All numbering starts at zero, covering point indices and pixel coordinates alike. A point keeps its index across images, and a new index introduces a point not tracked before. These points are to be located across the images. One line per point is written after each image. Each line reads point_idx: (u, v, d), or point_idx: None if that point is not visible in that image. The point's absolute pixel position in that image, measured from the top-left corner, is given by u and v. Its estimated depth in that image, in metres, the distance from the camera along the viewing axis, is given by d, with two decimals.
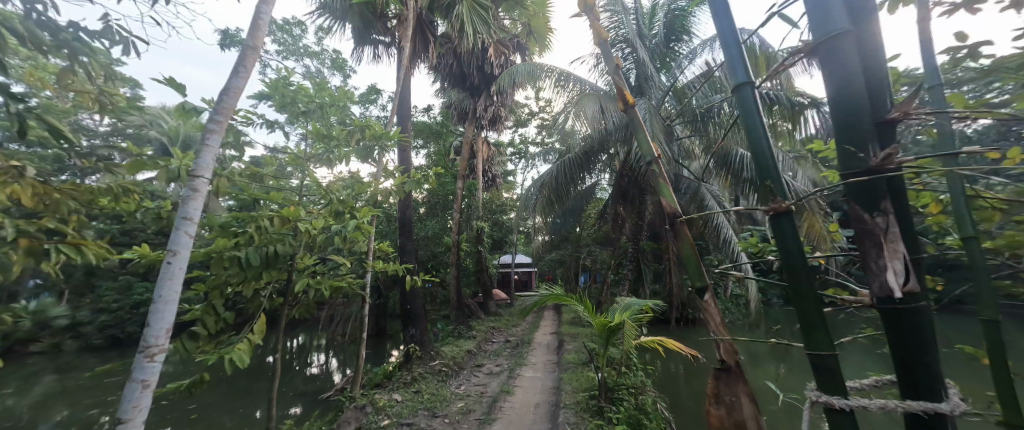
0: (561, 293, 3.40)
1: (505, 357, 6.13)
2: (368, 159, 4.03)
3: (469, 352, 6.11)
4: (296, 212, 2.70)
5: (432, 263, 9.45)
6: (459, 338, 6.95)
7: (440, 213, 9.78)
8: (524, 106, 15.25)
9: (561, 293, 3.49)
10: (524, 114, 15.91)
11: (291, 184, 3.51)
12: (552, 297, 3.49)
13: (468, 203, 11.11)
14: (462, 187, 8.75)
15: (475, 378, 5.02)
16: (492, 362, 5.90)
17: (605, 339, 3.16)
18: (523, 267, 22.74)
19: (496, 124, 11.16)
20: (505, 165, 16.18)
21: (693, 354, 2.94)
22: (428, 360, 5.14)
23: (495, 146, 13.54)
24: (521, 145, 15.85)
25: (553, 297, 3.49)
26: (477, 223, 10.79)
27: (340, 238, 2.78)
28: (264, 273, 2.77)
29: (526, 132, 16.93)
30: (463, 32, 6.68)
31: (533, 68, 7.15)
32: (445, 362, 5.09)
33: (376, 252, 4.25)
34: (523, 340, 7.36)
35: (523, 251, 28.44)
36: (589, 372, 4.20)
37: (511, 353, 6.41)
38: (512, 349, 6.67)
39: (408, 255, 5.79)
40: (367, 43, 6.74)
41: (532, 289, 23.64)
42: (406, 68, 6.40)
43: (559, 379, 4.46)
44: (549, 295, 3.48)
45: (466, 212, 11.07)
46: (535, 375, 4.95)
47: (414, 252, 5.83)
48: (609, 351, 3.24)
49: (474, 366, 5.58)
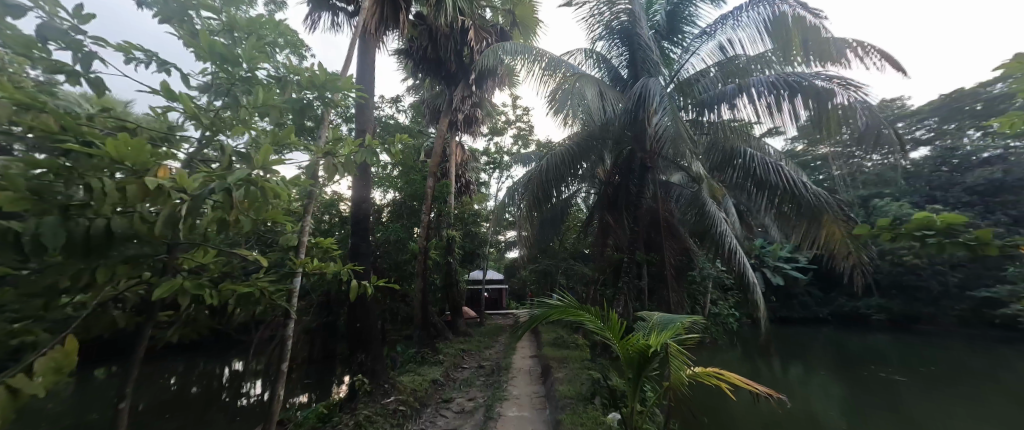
0: (577, 305, 2.42)
1: (479, 389, 5.04)
2: (305, 120, 2.93)
3: (434, 384, 4.94)
4: (145, 156, 1.52)
5: (395, 274, 8.24)
6: (422, 364, 5.75)
7: (407, 218, 8.63)
8: (500, 112, 14.59)
9: (576, 307, 2.49)
10: (499, 122, 15.19)
11: (179, 139, 2.37)
12: (565, 311, 2.50)
13: (439, 210, 10.03)
14: (433, 187, 7.67)
15: (442, 421, 3.91)
16: (464, 395, 4.79)
17: (636, 371, 2.28)
18: (493, 284, 21.46)
19: (472, 126, 10.35)
20: (478, 174, 15.25)
21: (769, 394, 2.04)
22: (379, 397, 3.96)
23: (468, 152, 12.61)
24: (497, 154, 15.03)
25: (566, 311, 2.50)
26: (448, 231, 9.68)
27: (224, 202, 1.61)
28: (100, 268, 1.61)
29: (500, 141, 16.19)
30: (439, 5, 5.79)
31: (521, 47, 6.06)
32: (403, 398, 3.95)
33: (315, 250, 3.12)
34: (499, 365, 6.31)
35: (492, 266, 27.24)
36: (595, 413, 3.24)
37: (485, 383, 5.33)
38: (486, 377, 5.61)
39: (362, 259, 4.63)
40: (326, 9, 5.68)
41: (502, 308, 22.38)
42: (371, 39, 5.38)
43: (555, 422, 3.44)
44: (560, 307, 2.50)
45: (436, 219, 9.96)
46: (521, 415, 3.92)
47: (370, 257, 4.69)
48: (640, 388, 2.33)
49: (441, 402, 4.47)
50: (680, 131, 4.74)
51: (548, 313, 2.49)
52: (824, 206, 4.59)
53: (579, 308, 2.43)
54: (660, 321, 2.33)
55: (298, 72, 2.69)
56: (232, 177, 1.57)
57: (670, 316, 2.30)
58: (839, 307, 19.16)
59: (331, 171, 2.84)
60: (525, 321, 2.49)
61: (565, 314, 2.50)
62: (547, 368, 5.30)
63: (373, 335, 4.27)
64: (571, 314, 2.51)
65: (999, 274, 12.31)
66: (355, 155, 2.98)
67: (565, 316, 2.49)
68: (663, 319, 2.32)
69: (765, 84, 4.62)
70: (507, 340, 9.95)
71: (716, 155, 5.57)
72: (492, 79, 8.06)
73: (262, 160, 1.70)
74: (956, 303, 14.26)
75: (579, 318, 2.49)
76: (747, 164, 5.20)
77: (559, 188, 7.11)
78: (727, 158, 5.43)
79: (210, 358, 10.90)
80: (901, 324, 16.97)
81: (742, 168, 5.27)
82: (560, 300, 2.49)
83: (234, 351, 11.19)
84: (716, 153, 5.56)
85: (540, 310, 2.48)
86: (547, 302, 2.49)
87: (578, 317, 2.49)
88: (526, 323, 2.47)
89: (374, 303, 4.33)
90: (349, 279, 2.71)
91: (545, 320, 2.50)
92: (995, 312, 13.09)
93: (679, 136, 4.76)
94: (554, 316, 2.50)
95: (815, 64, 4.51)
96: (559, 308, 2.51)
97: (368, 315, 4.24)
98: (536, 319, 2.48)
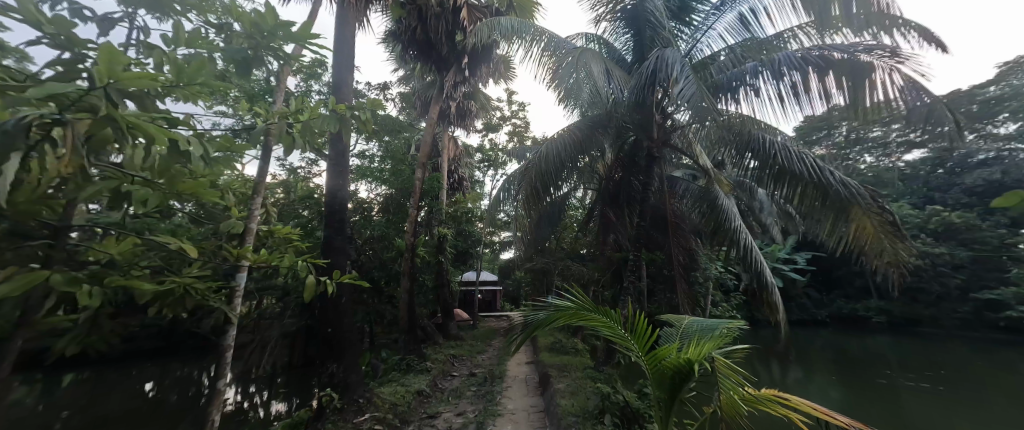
0: (608, 306, 1.89)
1: (469, 401, 4.53)
2: (253, 79, 2.35)
3: (418, 396, 4.42)
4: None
5: (382, 273, 7.68)
6: (407, 372, 5.21)
7: (394, 214, 8.08)
8: (495, 108, 14.14)
9: (603, 309, 1.96)
10: (493, 118, 14.72)
11: None
12: (590, 313, 1.97)
13: (430, 207, 9.50)
14: (421, 178, 7.10)
15: None
16: (452, 409, 4.27)
17: (671, 395, 1.78)
18: (487, 286, 20.92)
19: (466, 118, 10.17)
20: (472, 172, 14.75)
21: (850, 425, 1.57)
22: (352, 415, 3.43)
23: (461, 146, 12.10)
24: (491, 151, 14.54)
25: (590, 314, 1.97)
26: (439, 229, 9.18)
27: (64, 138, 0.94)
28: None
29: (495, 138, 15.70)
30: None
31: (520, 23, 5.58)
32: (379, 416, 3.42)
33: (268, 242, 2.57)
34: (492, 373, 5.81)
35: (486, 268, 26.73)
36: None
37: (476, 394, 4.82)
38: (477, 386, 5.11)
39: (337, 255, 4.06)
40: None
41: (496, 310, 21.84)
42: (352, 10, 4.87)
43: None
44: (583, 307, 1.98)
45: (427, 216, 9.45)
46: None
47: (346, 252, 4.13)
48: (675, 415, 1.84)
49: (426, 418, 3.95)
50: (701, 107, 4.14)
51: (567, 315, 1.97)
52: (852, 198, 4.11)
53: (610, 309, 1.90)
54: (696, 331, 1.89)
55: (238, 12, 2.11)
56: (40, 89, 0.92)
57: (710, 324, 1.86)
58: (837, 310, 18.91)
59: (279, 139, 2.25)
60: (536, 323, 1.96)
61: (590, 317, 1.97)
62: (545, 377, 4.81)
63: (347, 343, 3.67)
64: (596, 319, 1.97)
65: (1003, 275, 12.12)
66: (314, 123, 2.37)
67: (588, 319, 1.97)
68: (701, 328, 1.88)
69: (794, 59, 3.97)
70: (501, 344, 9.47)
71: (731, 143, 5.10)
72: (486, 64, 7.57)
73: (112, 76, 0.99)
74: (958, 305, 14.07)
75: (604, 321, 1.96)
76: (766, 151, 4.74)
77: (561, 177, 6.37)
78: (743, 145, 4.95)
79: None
80: (898, 327, 16.81)
81: (760, 156, 4.80)
82: (587, 298, 1.95)
83: None
84: (731, 140, 5.09)
85: (556, 312, 1.96)
86: (567, 301, 1.97)
87: (605, 320, 1.96)
88: (538, 328, 1.94)
89: (351, 305, 3.76)
90: (307, 275, 2.17)
91: (561, 323, 1.98)
92: (998, 314, 12.90)
93: (701, 112, 4.17)
94: (574, 319, 1.97)
95: (855, 33, 3.81)
96: (582, 310, 1.98)
97: (342, 320, 3.64)
98: (551, 322, 1.96)
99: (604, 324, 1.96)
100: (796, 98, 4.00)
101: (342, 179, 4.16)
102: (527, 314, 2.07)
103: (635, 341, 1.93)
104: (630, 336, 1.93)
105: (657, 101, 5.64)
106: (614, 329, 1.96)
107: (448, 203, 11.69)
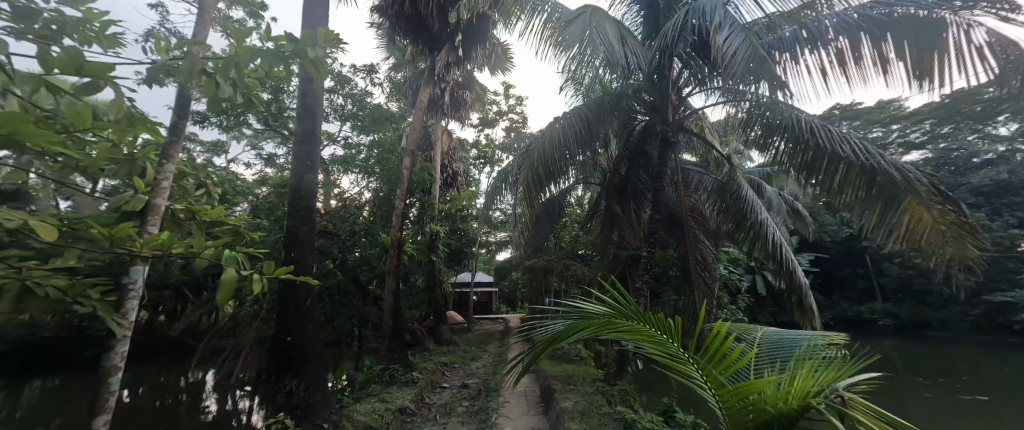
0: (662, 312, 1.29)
1: (460, 421, 3.88)
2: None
3: (400, 414, 3.76)
4: None
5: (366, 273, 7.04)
6: (390, 385, 4.57)
7: (381, 208, 7.42)
8: (492, 102, 13.61)
9: (652, 319, 1.36)
10: (490, 113, 14.18)
11: None
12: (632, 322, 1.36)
13: (422, 203, 8.90)
14: (409, 166, 6.44)
15: None
16: None
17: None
18: (483, 287, 20.26)
19: (461, 108, 9.56)
20: (468, 169, 14.13)
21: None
22: None
23: (455, 140, 11.52)
24: (488, 148, 13.94)
25: (633, 325, 1.35)
26: (431, 226, 8.58)
27: None
28: None
29: (491, 134, 15.12)
30: None
31: None
32: None
33: (188, 220, 1.88)
34: (487, 385, 5.17)
35: (482, 269, 26.14)
36: None
37: (468, 411, 4.18)
38: (470, 402, 4.48)
39: (301, 248, 3.31)
40: None
41: (491, 312, 21.22)
42: None
43: None
44: (624, 313, 1.40)
45: (418, 212, 8.86)
46: None
47: (314, 245, 3.40)
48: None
49: None
50: (762, 67, 3.49)
51: (599, 324, 1.40)
52: (908, 183, 3.52)
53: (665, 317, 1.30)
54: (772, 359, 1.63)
55: None
56: None
57: (783, 347, 1.68)
58: (841, 313, 18.44)
59: (182, 76, 1.61)
60: (553, 336, 1.40)
61: (634, 331, 1.36)
62: (549, 392, 4.18)
63: (311, 356, 3.07)
64: (645, 332, 1.36)
65: (1017, 276, 11.66)
66: (244, 58, 1.71)
67: (633, 333, 1.37)
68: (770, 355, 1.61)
69: (845, 22, 3.40)
70: (497, 349, 8.84)
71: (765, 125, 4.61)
72: (482, 45, 6.97)
73: None
74: (968, 308, 13.60)
75: (657, 338, 1.35)
76: (805, 132, 4.23)
77: (567, 166, 5.58)
78: (779, 128, 4.46)
79: (165, 367, 9.64)
80: (905, 330, 16.33)
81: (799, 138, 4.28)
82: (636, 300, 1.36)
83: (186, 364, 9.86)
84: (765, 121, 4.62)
85: (581, 321, 1.41)
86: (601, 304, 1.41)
87: (657, 337, 1.35)
88: (557, 341, 1.38)
89: (317, 311, 3.21)
90: (227, 266, 1.54)
91: (590, 335, 1.42)
92: (1010, 317, 12.38)
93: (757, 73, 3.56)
94: (610, 329, 1.39)
95: None
96: (621, 319, 1.38)
97: (306, 328, 3.08)
98: (577, 332, 1.39)
99: (655, 343, 1.36)
100: (842, 68, 3.43)
101: (313, 163, 3.57)
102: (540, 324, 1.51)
103: (700, 365, 1.34)
104: (694, 359, 1.33)
105: (675, 78, 5.00)
106: (670, 350, 1.36)
107: (442, 200, 11.08)
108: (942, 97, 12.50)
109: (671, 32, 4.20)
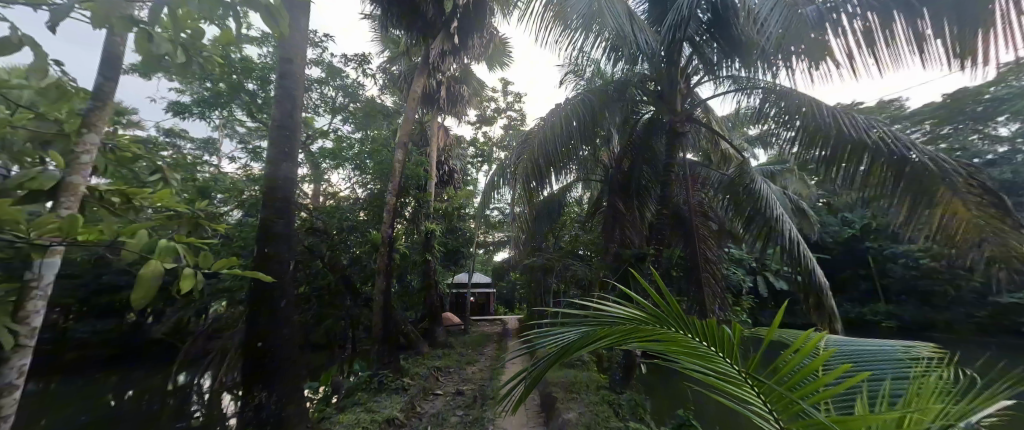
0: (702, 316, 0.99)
1: None
2: None
3: (387, 426, 3.42)
4: None
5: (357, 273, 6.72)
6: (378, 393, 4.23)
7: (373, 205, 7.10)
8: (489, 99, 13.31)
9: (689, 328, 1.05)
10: (487, 111, 13.88)
11: None
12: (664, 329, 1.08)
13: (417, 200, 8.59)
14: (402, 159, 6.09)
15: None
16: None
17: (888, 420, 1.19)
18: (481, 288, 19.89)
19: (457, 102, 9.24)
20: (466, 167, 13.81)
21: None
22: None
23: (452, 136, 11.19)
24: (485, 145, 13.59)
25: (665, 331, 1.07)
26: (426, 224, 8.26)
27: None
28: None
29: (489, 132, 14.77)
30: None
31: None
32: None
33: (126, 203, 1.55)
34: (483, 392, 4.84)
35: (480, 270, 25.79)
36: None
37: (463, 422, 3.84)
38: (465, 411, 4.16)
39: (279, 243, 2.99)
40: None
41: (489, 313, 20.89)
42: None
43: None
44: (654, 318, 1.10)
45: (412, 210, 8.55)
46: None
47: (293, 241, 3.09)
48: None
49: None
50: (794, 23, 3.39)
51: (622, 333, 1.14)
52: (943, 173, 3.21)
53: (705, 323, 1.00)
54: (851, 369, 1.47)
55: None
56: None
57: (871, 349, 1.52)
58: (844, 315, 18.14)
59: (95, 20, 1.27)
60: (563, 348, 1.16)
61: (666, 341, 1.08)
62: (551, 401, 3.85)
63: (283, 362, 2.75)
64: (683, 342, 1.06)
65: None
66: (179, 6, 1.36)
67: (662, 345, 1.10)
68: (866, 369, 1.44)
69: None
70: (495, 352, 8.51)
71: (785, 114, 4.36)
72: (479, 33, 6.65)
73: None
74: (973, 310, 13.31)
75: (700, 353, 1.05)
76: (826, 122, 3.97)
77: (567, 159, 5.24)
78: (800, 117, 4.20)
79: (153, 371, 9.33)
80: (909, 333, 16.04)
81: (821, 127, 4.00)
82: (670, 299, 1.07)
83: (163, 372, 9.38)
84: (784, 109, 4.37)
85: (599, 327, 1.16)
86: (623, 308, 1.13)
87: (697, 352, 1.06)
88: (570, 350, 1.14)
89: (293, 314, 2.91)
90: (153, 258, 1.24)
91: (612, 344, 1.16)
92: None
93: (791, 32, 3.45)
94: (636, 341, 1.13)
95: None
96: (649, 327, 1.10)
97: (280, 332, 2.76)
98: (593, 340, 1.15)
99: (695, 357, 1.06)
100: (868, 50, 3.17)
101: (292, 152, 3.25)
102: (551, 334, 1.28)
103: (761, 387, 1.01)
104: (755, 381, 0.99)
105: (683, 66, 4.72)
106: (717, 368, 1.05)
107: (438, 198, 10.75)
108: (944, 94, 11.79)
109: (682, 12, 3.91)
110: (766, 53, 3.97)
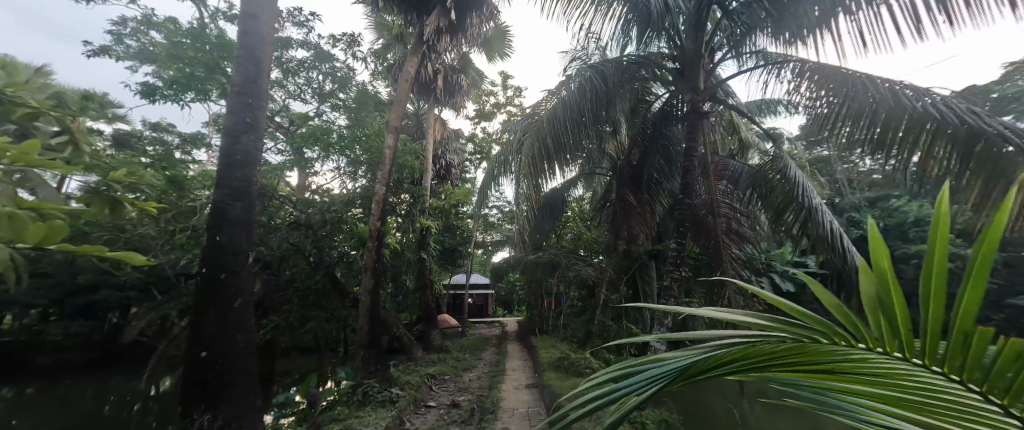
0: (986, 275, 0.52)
1: None
2: None
3: None
4: None
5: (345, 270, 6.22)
6: (363, 406, 3.73)
7: (363, 198, 6.60)
8: (489, 93, 12.83)
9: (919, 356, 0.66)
10: (487, 105, 13.41)
11: None
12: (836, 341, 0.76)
13: (412, 195, 8.10)
14: (393, 146, 5.59)
15: None
16: None
17: None
18: (479, 290, 19.45)
19: (454, 91, 8.79)
20: (464, 164, 13.35)
21: None
22: None
23: (449, 129, 10.71)
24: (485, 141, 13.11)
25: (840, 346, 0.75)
26: (421, 220, 7.78)
27: None
28: None
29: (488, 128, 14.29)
30: None
31: None
32: None
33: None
34: (482, 404, 4.34)
35: (479, 272, 25.34)
36: None
37: None
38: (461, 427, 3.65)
39: (234, 231, 2.46)
40: None
41: (487, 316, 20.41)
42: None
43: None
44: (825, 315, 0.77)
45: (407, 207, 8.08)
46: None
47: (253, 230, 2.57)
48: None
49: None
50: None
51: (764, 356, 0.80)
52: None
53: (979, 351, 0.56)
54: None
55: None
56: None
57: None
58: None
59: None
60: (668, 383, 0.76)
61: (840, 372, 0.75)
62: None
63: (236, 377, 2.24)
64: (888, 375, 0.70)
65: None
66: None
67: (831, 376, 0.77)
68: None
69: None
70: (493, 356, 8.04)
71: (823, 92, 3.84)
72: (478, 11, 6.20)
73: None
74: None
75: (920, 390, 0.67)
76: (873, 98, 3.49)
77: (577, 147, 4.71)
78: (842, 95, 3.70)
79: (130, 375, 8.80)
80: None
81: (867, 104, 3.52)
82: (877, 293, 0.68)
83: (121, 376, 8.65)
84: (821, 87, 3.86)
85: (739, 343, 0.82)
86: (782, 305, 0.81)
87: (910, 394, 0.69)
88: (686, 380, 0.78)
89: (251, 317, 2.40)
90: None
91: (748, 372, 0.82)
92: None
93: None
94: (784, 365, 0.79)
95: None
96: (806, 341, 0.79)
97: (232, 339, 2.26)
98: (713, 365, 0.80)
99: (909, 398, 0.69)
100: (940, 4, 2.68)
101: (258, 121, 2.75)
102: (637, 375, 0.86)
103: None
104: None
105: (706, 39, 4.23)
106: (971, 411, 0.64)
107: (435, 195, 10.28)
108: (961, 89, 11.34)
109: None
110: (809, 20, 3.47)
